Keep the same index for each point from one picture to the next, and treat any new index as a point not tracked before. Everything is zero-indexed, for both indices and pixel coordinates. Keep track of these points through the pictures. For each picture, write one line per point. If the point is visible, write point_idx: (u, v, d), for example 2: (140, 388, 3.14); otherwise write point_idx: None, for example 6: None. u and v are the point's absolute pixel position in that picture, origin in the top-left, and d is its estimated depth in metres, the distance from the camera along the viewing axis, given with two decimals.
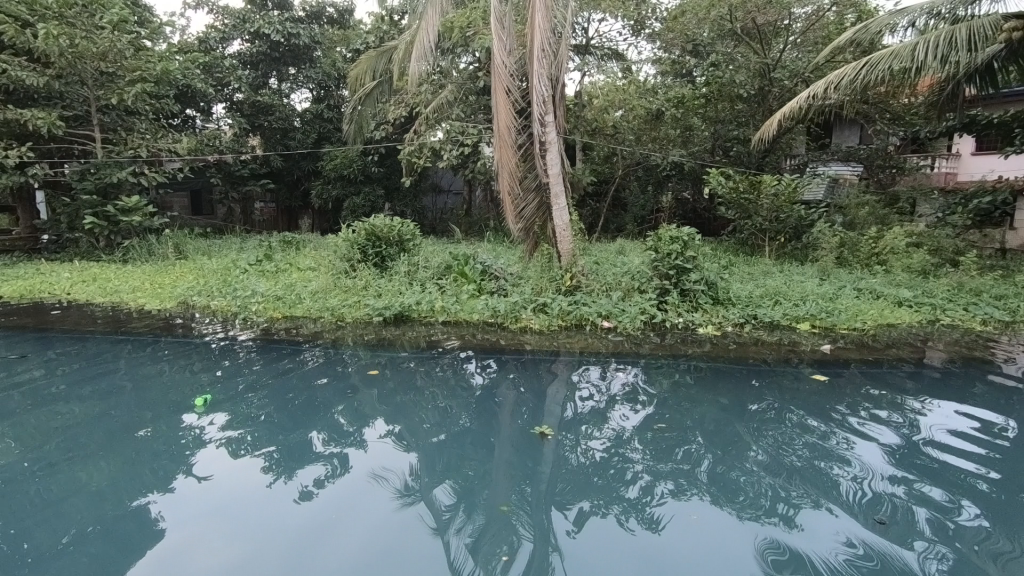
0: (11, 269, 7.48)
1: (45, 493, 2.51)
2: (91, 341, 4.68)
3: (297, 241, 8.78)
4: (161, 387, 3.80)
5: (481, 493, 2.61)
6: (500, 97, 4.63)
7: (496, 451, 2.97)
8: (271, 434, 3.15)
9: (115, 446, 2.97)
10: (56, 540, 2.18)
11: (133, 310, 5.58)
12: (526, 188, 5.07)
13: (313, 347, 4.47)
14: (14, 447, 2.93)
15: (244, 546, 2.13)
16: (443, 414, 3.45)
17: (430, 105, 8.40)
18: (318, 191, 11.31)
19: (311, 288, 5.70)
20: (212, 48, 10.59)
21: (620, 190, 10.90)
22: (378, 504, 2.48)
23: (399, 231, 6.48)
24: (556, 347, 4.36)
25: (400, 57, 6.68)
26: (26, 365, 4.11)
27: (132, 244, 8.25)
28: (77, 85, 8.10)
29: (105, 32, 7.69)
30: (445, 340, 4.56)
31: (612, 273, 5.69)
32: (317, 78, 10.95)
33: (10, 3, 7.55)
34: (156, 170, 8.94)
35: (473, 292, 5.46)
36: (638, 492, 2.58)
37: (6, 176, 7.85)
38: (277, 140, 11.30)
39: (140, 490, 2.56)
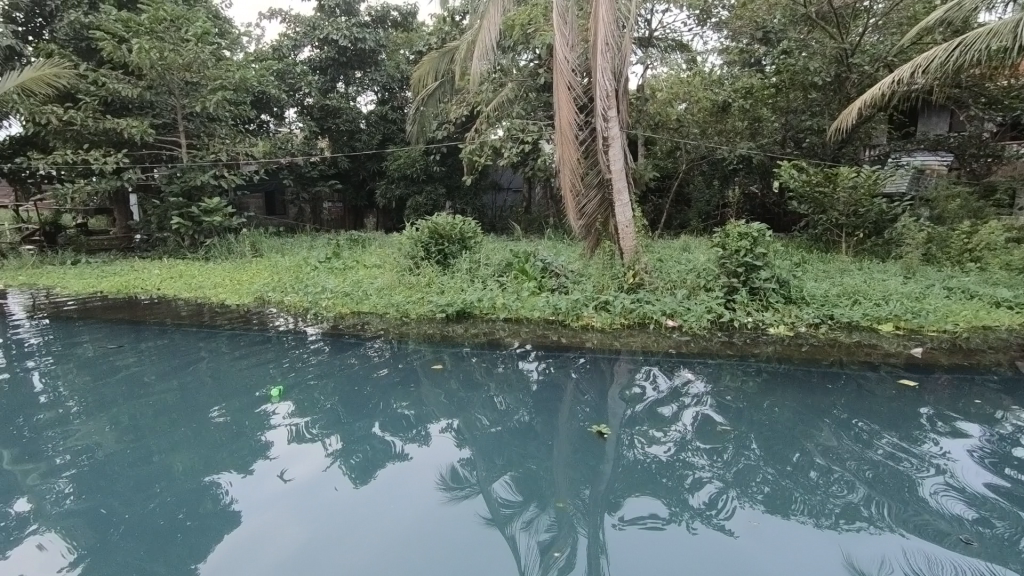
0: (109, 267, 8.15)
1: (131, 474, 2.72)
2: (178, 334, 5.01)
3: (363, 239, 9.09)
4: (242, 376, 4.05)
5: (539, 489, 2.63)
6: (562, 93, 4.58)
7: (555, 448, 2.97)
8: (338, 429, 3.25)
9: (198, 430, 3.21)
10: (146, 517, 2.37)
11: (215, 305, 5.96)
12: (588, 184, 5.03)
13: (378, 343, 4.61)
14: (115, 429, 3.22)
15: (319, 534, 2.24)
16: (501, 411, 3.47)
17: (491, 103, 8.43)
18: (383, 191, 11.66)
19: (377, 285, 5.88)
20: (285, 55, 11.13)
21: (684, 185, 10.61)
22: (438, 497, 2.55)
23: (461, 230, 6.57)
24: (618, 346, 4.30)
25: (462, 57, 6.77)
26: (124, 355, 4.48)
27: (213, 244, 8.82)
28: (165, 95, 8.70)
29: (190, 44, 8.23)
30: (505, 337, 4.58)
31: (677, 270, 5.53)
32: (382, 80, 11.33)
33: (108, 22, 8.20)
34: (235, 173, 9.46)
35: (534, 290, 5.45)
36: (701, 496, 2.51)
37: (106, 181, 8.56)
38: (345, 142, 11.71)
39: (224, 473, 2.75)
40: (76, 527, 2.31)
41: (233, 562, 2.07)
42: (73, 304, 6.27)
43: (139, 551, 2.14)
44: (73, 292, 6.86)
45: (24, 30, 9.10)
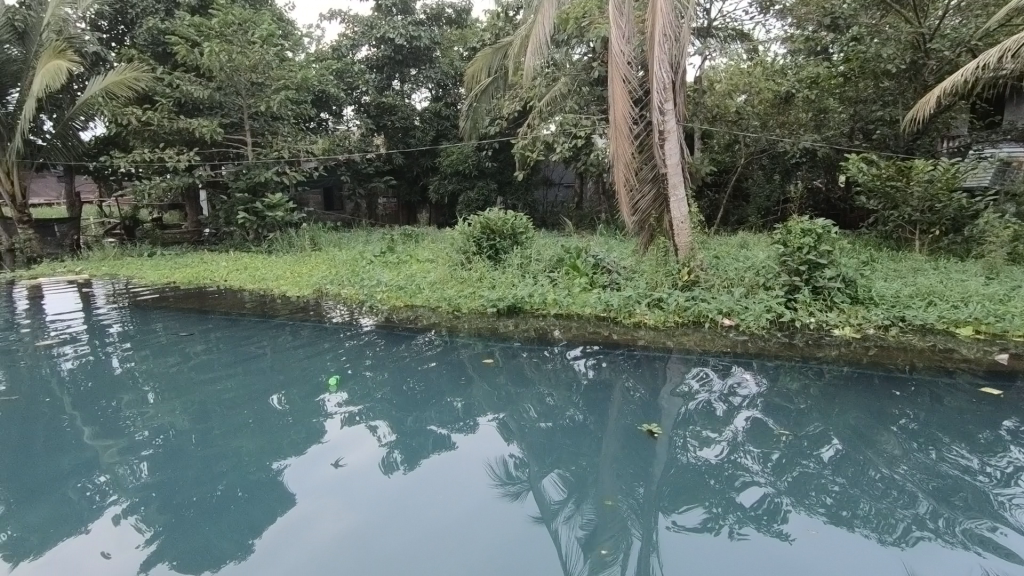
0: (181, 259, 8.65)
1: (198, 454, 2.88)
2: (242, 323, 5.27)
3: (417, 234, 9.26)
4: (301, 365, 4.21)
5: (588, 486, 2.61)
6: (617, 86, 4.51)
7: (605, 446, 2.93)
8: (389, 420, 3.33)
9: (260, 415, 3.37)
10: (211, 496, 2.50)
11: (277, 296, 6.22)
12: (642, 179, 4.94)
13: (429, 336, 4.69)
14: (184, 412, 3.41)
15: (370, 520, 2.30)
16: (549, 407, 3.46)
17: (544, 98, 8.37)
18: (436, 186, 11.83)
19: (430, 279, 5.98)
20: (344, 55, 11.45)
21: (742, 179, 10.25)
22: (484, 491, 2.57)
23: (512, 225, 6.59)
24: (671, 344, 4.20)
25: (516, 52, 6.78)
26: (194, 342, 4.75)
27: (276, 238, 9.21)
28: (233, 96, 9.12)
29: (256, 46, 8.59)
30: (556, 333, 4.57)
31: (734, 267, 5.35)
32: (436, 77, 11.49)
33: (183, 28, 8.67)
34: (296, 170, 9.82)
35: (585, 286, 5.41)
36: (756, 501, 2.42)
37: (178, 178, 9.06)
38: (399, 139, 11.94)
39: (284, 458, 2.86)
40: (148, 501, 2.47)
41: (291, 542, 2.16)
42: (150, 293, 6.71)
43: (206, 527, 2.27)
44: (150, 282, 7.33)
45: (108, 37, 9.78)
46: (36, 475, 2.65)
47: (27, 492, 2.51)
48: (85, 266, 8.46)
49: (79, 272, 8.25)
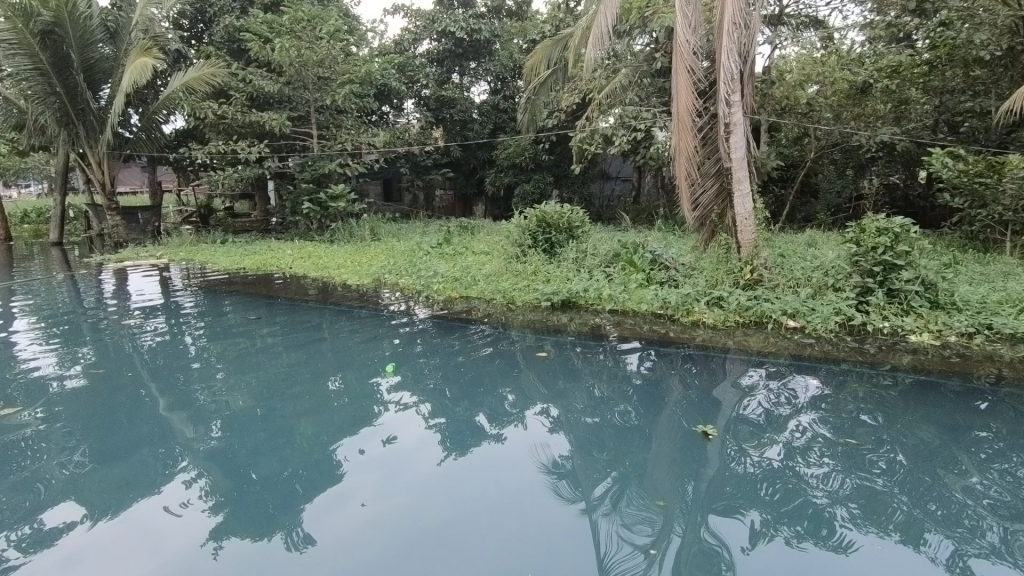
0: (250, 246, 9.07)
1: (263, 433, 3.03)
2: (305, 309, 5.49)
3: (473, 226, 9.35)
4: (360, 351, 4.35)
5: (638, 484, 2.57)
6: (681, 77, 4.38)
7: (656, 445, 2.88)
8: (442, 409, 3.39)
9: (320, 398, 3.51)
10: (274, 474, 2.63)
11: (338, 284, 6.45)
12: (705, 173, 4.81)
13: (482, 327, 4.75)
14: (251, 391, 3.59)
15: (421, 507, 2.36)
16: (601, 402, 3.43)
17: (604, 90, 8.23)
18: (492, 179, 11.88)
19: (485, 271, 6.02)
20: (406, 49, 11.68)
21: (812, 174, 9.79)
22: (534, 484, 2.58)
23: (569, 218, 6.54)
24: (730, 344, 4.08)
25: (576, 44, 6.70)
26: (261, 326, 4.99)
27: (337, 228, 9.53)
28: (301, 90, 9.47)
29: (323, 42, 8.89)
30: (610, 329, 4.52)
31: (800, 266, 5.11)
32: (495, 70, 11.53)
33: (256, 25, 9.08)
34: (358, 162, 10.09)
35: (642, 282, 5.30)
36: (816, 510, 2.33)
37: (250, 169, 9.50)
38: (457, 132, 12.06)
39: (341, 441, 2.96)
40: (215, 475, 2.61)
41: (347, 524, 2.24)
42: (222, 278, 7.09)
43: (269, 504, 2.39)
44: (222, 267, 7.75)
45: (188, 34, 10.36)
46: (118, 444, 2.87)
47: (112, 458, 2.72)
48: (164, 252, 9.03)
49: (159, 256, 8.81)
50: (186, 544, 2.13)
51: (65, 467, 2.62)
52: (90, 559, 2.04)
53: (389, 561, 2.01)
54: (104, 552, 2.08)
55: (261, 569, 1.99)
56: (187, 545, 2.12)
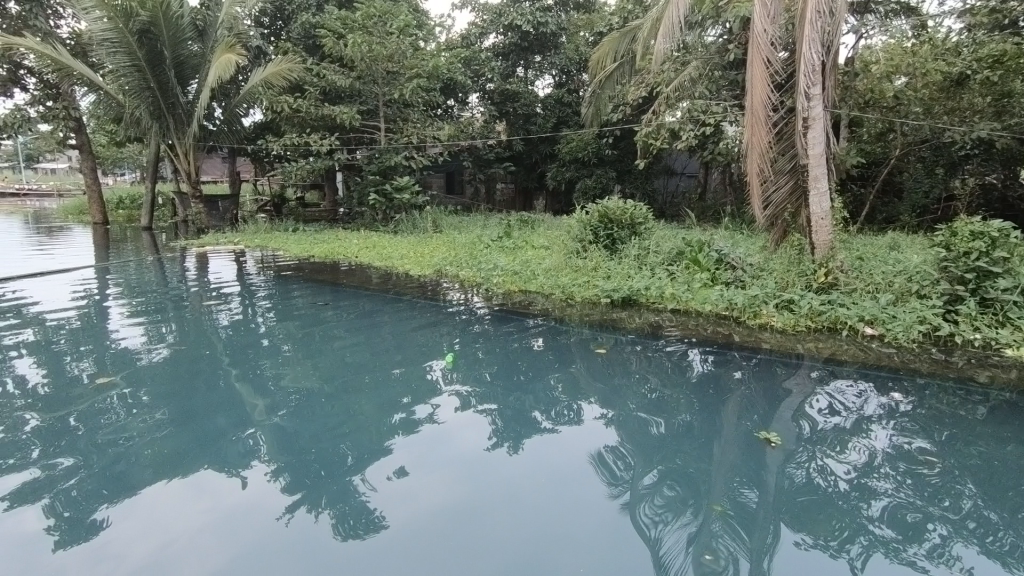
0: (320, 235, 9.44)
1: (324, 414, 3.15)
2: (369, 298, 5.67)
3: (533, 220, 9.34)
4: (420, 340, 4.46)
5: (697, 488, 2.50)
6: (757, 69, 4.20)
7: (715, 451, 2.78)
8: (497, 400, 3.42)
9: (380, 383, 3.62)
10: (336, 454, 2.73)
11: (401, 274, 6.62)
12: (779, 170, 4.60)
13: (540, 321, 4.76)
14: (316, 375, 3.75)
15: (474, 497, 2.38)
16: (658, 403, 3.35)
17: (672, 83, 8.02)
18: (554, 173, 11.82)
19: (545, 266, 6.01)
20: (472, 43, 11.80)
21: (896, 171, 9.18)
22: (586, 480, 2.56)
23: (632, 214, 6.42)
24: (799, 350, 3.90)
25: (645, 36, 6.55)
26: (327, 312, 5.20)
27: (402, 219, 9.78)
28: (371, 84, 9.76)
29: (393, 37, 9.13)
30: (671, 329, 4.42)
31: (880, 271, 4.80)
32: (560, 63, 11.48)
33: (331, 22, 9.43)
34: (423, 155, 10.28)
35: (706, 282, 5.15)
36: (891, 526, 2.19)
37: (321, 161, 9.87)
38: (521, 126, 12.08)
39: (398, 427, 3.04)
40: (281, 454, 2.74)
41: (404, 508, 2.30)
42: (292, 265, 7.42)
43: (330, 483, 2.48)
44: (293, 254, 8.12)
45: (268, 32, 10.87)
46: (196, 418, 3.05)
47: (189, 430, 2.92)
48: (241, 238, 9.54)
49: (237, 242, 9.33)
50: (253, 517, 2.23)
51: (148, 435, 2.84)
52: (165, 521, 2.19)
53: (442, 547, 2.06)
54: (177, 516, 2.22)
55: (324, 543, 2.08)
56: (255, 518, 2.23)
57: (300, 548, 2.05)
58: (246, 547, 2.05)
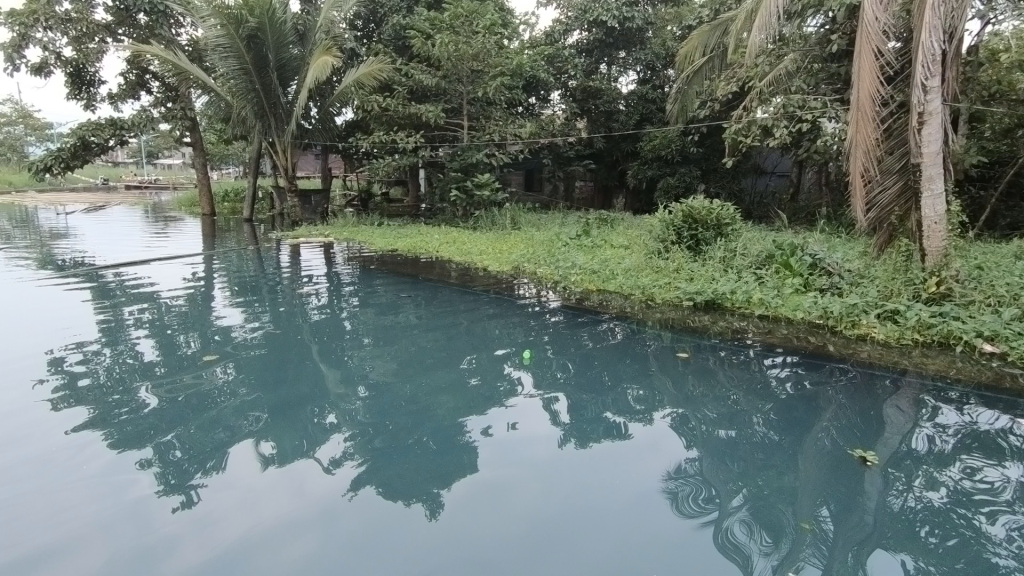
0: (403, 230, 9.77)
1: (401, 403, 3.25)
2: (449, 292, 5.80)
3: (613, 219, 9.20)
4: (495, 335, 4.50)
5: (778, 505, 2.36)
6: (865, 60, 3.90)
7: (800, 468, 2.61)
8: (569, 399, 3.39)
9: (456, 376, 3.69)
10: (409, 443, 2.81)
11: (480, 270, 6.73)
12: (885, 169, 4.33)
13: (618, 322, 4.69)
14: (396, 364, 3.87)
15: (541, 496, 2.38)
16: (740, 413, 3.20)
17: (766, 78, 7.62)
18: (635, 172, 11.56)
19: (624, 265, 5.89)
20: (557, 40, 11.77)
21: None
22: (655, 486, 2.50)
23: (718, 214, 6.16)
24: (903, 365, 3.59)
25: (738, 28, 6.25)
26: (408, 304, 5.38)
27: (481, 215, 9.95)
28: (456, 83, 9.99)
29: (479, 36, 9.28)
30: (757, 336, 4.20)
31: (1004, 282, 4.32)
32: (646, 59, 11.23)
33: (421, 23, 9.72)
34: (503, 152, 10.37)
35: (798, 288, 4.86)
36: (1005, 563, 1.97)
37: (406, 158, 10.21)
38: (602, 123, 11.93)
39: (469, 421, 3.08)
40: (361, 439, 2.85)
41: (473, 502, 2.34)
42: (376, 258, 7.73)
43: (404, 471, 2.56)
44: (378, 248, 8.47)
45: (362, 34, 11.38)
46: (287, 400, 3.25)
47: (279, 411, 3.11)
48: (330, 231, 10.05)
49: (327, 235, 9.86)
50: (334, 499, 2.34)
51: (244, 413, 3.06)
52: (253, 494, 2.35)
53: (507, 545, 2.06)
54: (264, 491, 2.38)
55: (396, 531, 2.14)
56: (336, 500, 2.33)
57: (375, 532, 2.12)
58: (327, 526, 2.15)
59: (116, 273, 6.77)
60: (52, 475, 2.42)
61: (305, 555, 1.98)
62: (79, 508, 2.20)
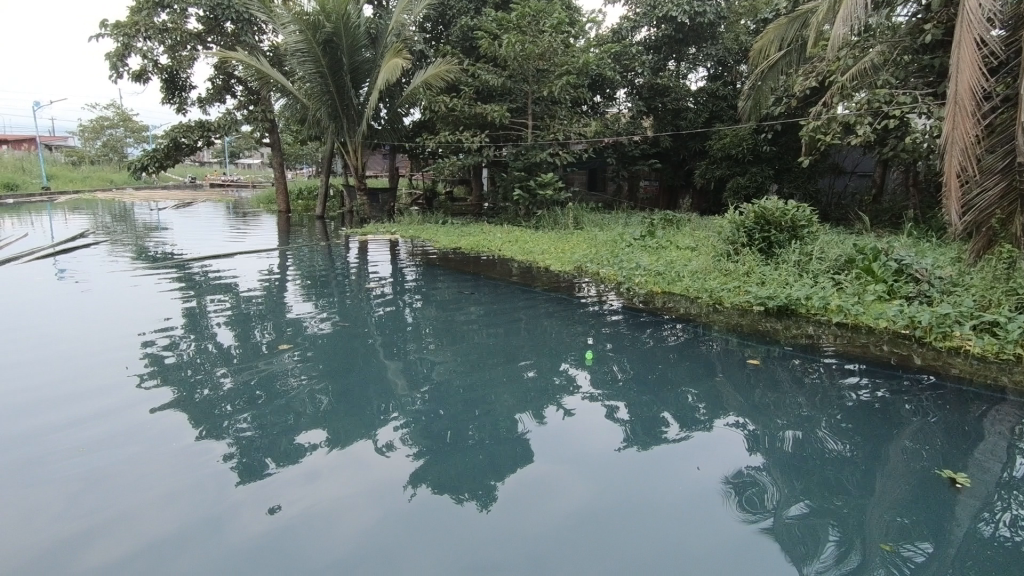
0: (467, 228, 9.91)
1: (462, 398, 3.31)
2: (510, 290, 5.83)
3: (679, 220, 8.96)
4: (556, 335, 4.48)
5: (850, 521, 2.23)
6: (965, 50, 3.63)
7: (878, 485, 2.45)
8: (628, 402, 3.34)
9: (517, 374, 3.70)
10: (466, 437, 2.85)
11: (542, 269, 6.73)
12: (988, 170, 3.97)
13: (684, 326, 4.57)
14: (459, 360, 3.94)
15: (595, 497, 2.35)
16: (812, 424, 3.04)
17: (849, 72, 7.19)
18: (703, 171, 11.21)
19: (690, 267, 5.74)
20: (624, 37, 11.59)
21: None
22: (715, 492, 2.42)
23: (793, 216, 5.88)
24: (1003, 382, 3.29)
25: (819, 20, 5.92)
26: (471, 301, 5.46)
27: (544, 215, 9.95)
28: (521, 83, 10.03)
29: (546, 35, 9.27)
30: (834, 346, 3.98)
31: None
32: (717, 55, 10.86)
33: (488, 24, 9.82)
34: (567, 151, 10.33)
35: (882, 295, 4.56)
36: None
37: (471, 158, 10.35)
38: (669, 121, 11.66)
39: (526, 418, 3.09)
40: (422, 431, 2.92)
41: (527, 498, 2.34)
42: (441, 255, 7.88)
43: (460, 464, 2.60)
44: (442, 245, 8.64)
45: (430, 36, 11.63)
46: (354, 391, 3.38)
47: (346, 401, 3.24)
48: (397, 229, 10.34)
49: (394, 232, 10.16)
50: (392, 489, 2.39)
51: (314, 401, 3.21)
52: (318, 476, 2.46)
53: (559, 543, 2.05)
54: (327, 474, 2.48)
55: (452, 521, 2.18)
56: (393, 488, 2.39)
57: (429, 525, 2.14)
58: (385, 513, 2.20)
59: (200, 266, 7.23)
60: (134, 450, 2.61)
61: (365, 538, 2.05)
62: (162, 482, 2.36)
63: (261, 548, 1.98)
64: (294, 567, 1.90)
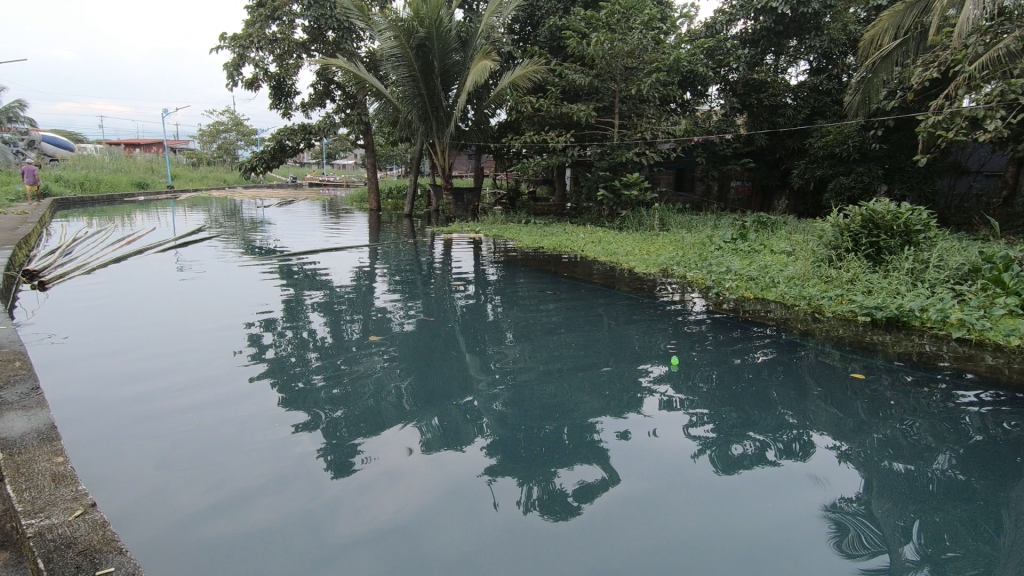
0: (550, 228, 9.94)
1: (542, 397, 3.32)
2: (593, 291, 5.77)
3: (774, 222, 8.47)
4: (640, 338, 4.38)
5: (966, 558, 2.02)
6: None
7: (1000, 522, 2.20)
8: (714, 410, 3.21)
9: (598, 376, 3.66)
10: (543, 436, 2.86)
11: (626, 271, 6.61)
12: None
13: (778, 334, 4.32)
14: (540, 359, 3.95)
15: (674, 507, 2.28)
16: (923, 447, 2.77)
17: (978, 61, 6.49)
18: (801, 170, 10.52)
19: (787, 273, 5.41)
20: (718, 32, 11.13)
21: None
22: (806, 512, 2.27)
23: (907, 219, 5.38)
24: None
25: (944, 4, 5.38)
26: (553, 301, 5.45)
27: (628, 216, 9.76)
28: (609, 82, 9.89)
29: (636, 32, 9.09)
30: (955, 364, 3.60)
31: None
32: (822, 46, 10.15)
33: (577, 23, 9.77)
34: (654, 150, 10.07)
35: (1014, 310, 4.08)
36: None
37: (556, 157, 10.35)
38: (765, 118, 11.07)
39: (605, 421, 3.04)
40: (501, 428, 2.96)
41: (603, 503, 2.32)
42: (523, 255, 7.93)
43: (535, 463, 2.61)
44: (525, 245, 8.70)
45: (519, 37, 11.75)
46: (437, 385, 3.49)
47: (429, 394, 3.35)
48: (481, 228, 10.55)
49: (478, 231, 10.37)
50: (470, 484, 2.44)
51: (399, 393, 3.34)
52: (399, 464, 2.57)
53: (636, 550, 2.02)
54: (409, 463, 2.58)
55: (527, 519, 2.21)
56: (471, 483, 2.45)
57: (506, 524, 2.16)
58: (463, 506, 2.26)
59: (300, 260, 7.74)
60: (238, 427, 2.83)
61: (445, 529, 2.12)
62: (261, 457, 2.56)
63: (353, 529, 2.10)
64: (377, 547, 2.00)
